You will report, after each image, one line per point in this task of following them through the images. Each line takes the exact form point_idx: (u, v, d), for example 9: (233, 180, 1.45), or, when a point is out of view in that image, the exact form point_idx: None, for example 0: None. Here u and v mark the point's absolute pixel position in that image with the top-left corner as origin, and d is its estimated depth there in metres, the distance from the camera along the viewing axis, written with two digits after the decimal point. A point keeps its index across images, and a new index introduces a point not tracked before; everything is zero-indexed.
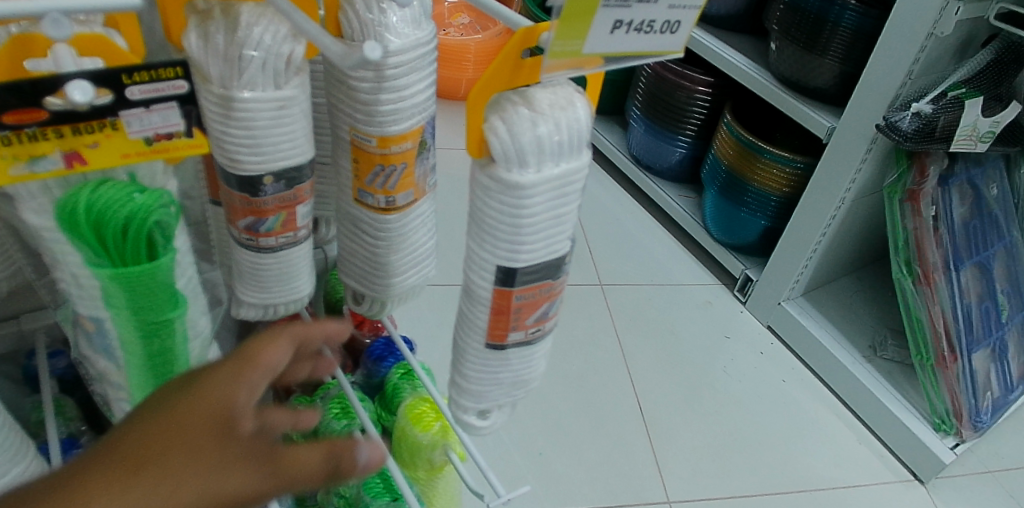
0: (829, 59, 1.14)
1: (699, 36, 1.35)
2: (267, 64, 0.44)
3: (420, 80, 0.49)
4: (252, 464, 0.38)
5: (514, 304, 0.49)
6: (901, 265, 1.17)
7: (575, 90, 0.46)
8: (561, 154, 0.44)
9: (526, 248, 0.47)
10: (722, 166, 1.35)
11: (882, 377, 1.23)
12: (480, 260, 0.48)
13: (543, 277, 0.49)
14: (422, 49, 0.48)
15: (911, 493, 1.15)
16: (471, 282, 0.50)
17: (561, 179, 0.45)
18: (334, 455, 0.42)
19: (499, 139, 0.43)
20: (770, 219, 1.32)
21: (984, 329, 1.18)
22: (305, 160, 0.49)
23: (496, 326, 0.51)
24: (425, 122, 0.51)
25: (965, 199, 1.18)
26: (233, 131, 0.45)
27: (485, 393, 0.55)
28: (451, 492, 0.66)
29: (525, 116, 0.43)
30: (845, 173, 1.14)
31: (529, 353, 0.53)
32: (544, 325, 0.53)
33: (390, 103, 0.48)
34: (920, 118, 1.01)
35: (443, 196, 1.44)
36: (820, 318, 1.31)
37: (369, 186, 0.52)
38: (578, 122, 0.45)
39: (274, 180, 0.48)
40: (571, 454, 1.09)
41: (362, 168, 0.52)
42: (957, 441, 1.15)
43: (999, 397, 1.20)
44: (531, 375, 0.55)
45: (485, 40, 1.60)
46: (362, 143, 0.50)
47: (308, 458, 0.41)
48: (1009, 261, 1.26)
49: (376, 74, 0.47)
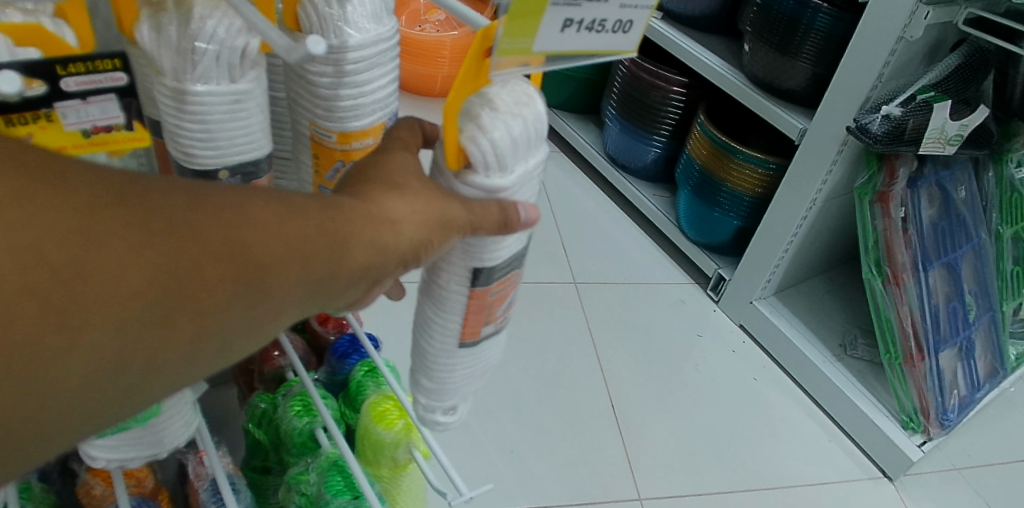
0: (801, 61, 1.15)
1: (674, 37, 1.36)
2: (221, 57, 0.43)
3: (381, 75, 0.49)
4: (457, 203, 0.43)
5: (489, 299, 0.49)
6: (871, 266, 1.18)
7: (524, 81, 0.45)
8: (531, 150, 0.45)
9: (498, 245, 0.47)
10: (696, 166, 1.35)
11: (851, 374, 1.25)
12: (454, 266, 0.47)
13: (513, 268, 0.50)
14: (383, 44, 0.47)
15: (880, 490, 1.17)
16: (442, 290, 0.49)
17: (531, 173, 0.46)
18: (505, 205, 0.45)
19: (479, 147, 0.43)
20: (743, 219, 1.33)
21: (951, 329, 1.21)
22: (262, 154, 0.49)
23: (470, 325, 0.50)
24: (387, 118, 0.51)
25: (933, 201, 1.20)
26: (187, 124, 0.45)
27: (456, 391, 0.54)
28: (418, 492, 0.66)
29: (501, 122, 0.43)
30: (816, 175, 1.15)
31: (495, 338, 0.54)
32: (507, 311, 0.53)
33: (350, 98, 0.48)
34: (889, 120, 1.02)
35: None
36: (792, 317, 1.33)
37: (328, 181, 0.52)
38: (540, 112, 0.45)
39: (230, 175, 0.48)
40: (544, 452, 1.09)
41: (323, 164, 0.52)
42: (924, 438, 1.17)
43: (965, 395, 1.23)
44: (492, 362, 0.55)
45: (460, 37, 1.60)
46: (322, 138, 0.50)
47: (489, 207, 0.44)
48: (977, 261, 1.29)
49: (335, 69, 0.47)
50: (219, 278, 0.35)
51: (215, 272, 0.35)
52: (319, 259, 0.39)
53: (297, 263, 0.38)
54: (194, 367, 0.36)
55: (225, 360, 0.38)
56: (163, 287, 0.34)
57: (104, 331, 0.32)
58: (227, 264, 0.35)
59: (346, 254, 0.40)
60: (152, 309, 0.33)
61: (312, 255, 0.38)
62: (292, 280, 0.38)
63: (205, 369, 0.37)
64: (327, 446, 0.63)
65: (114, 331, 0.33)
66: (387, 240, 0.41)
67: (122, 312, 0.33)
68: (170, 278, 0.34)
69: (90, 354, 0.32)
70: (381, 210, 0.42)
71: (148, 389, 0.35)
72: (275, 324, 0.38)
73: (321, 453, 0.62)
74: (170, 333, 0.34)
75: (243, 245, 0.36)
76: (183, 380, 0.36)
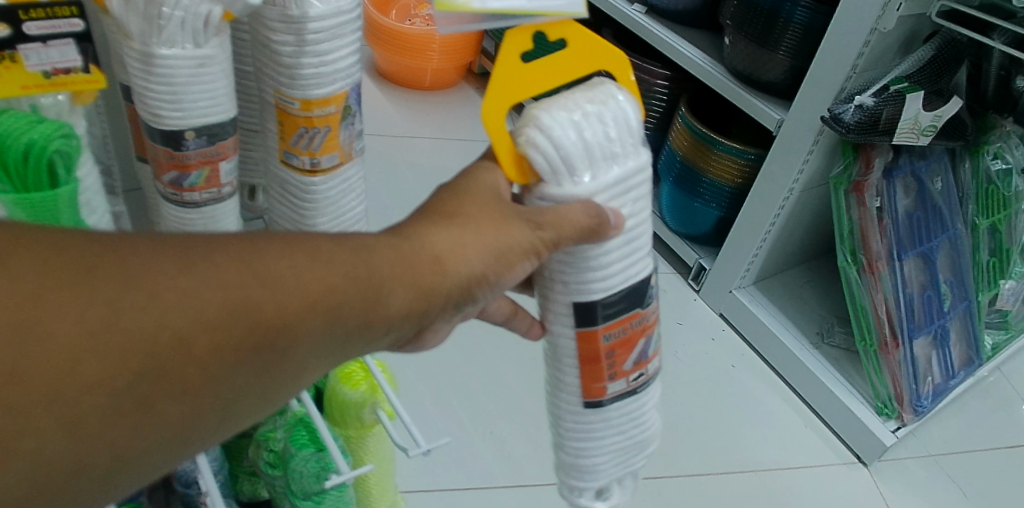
0: (780, 54, 1.17)
1: (655, 30, 1.38)
2: (186, 23, 0.52)
3: (339, 45, 0.58)
4: (526, 224, 0.50)
5: (606, 349, 0.55)
6: (846, 254, 1.22)
7: (613, 87, 0.52)
8: (611, 155, 0.51)
9: (597, 275, 0.53)
10: (677, 158, 1.37)
11: (827, 362, 1.27)
12: (557, 303, 0.55)
13: (629, 309, 0.55)
14: (340, 17, 0.57)
15: (854, 474, 1.20)
16: (557, 335, 0.56)
17: (620, 179, 0.51)
18: (599, 210, 0.49)
19: (541, 149, 0.49)
20: (724, 209, 1.35)
21: (926, 317, 1.24)
22: (228, 117, 0.58)
23: (598, 387, 0.56)
24: (346, 87, 0.60)
25: (908, 191, 1.22)
26: (154, 85, 0.54)
27: (600, 465, 0.59)
28: (384, 451, 0.69)
29: (568, 123, 0.49)
30: (791, 167, 1.18)
31: (634, 405, 0.59)
32: (643, 367, 0.58)
33: (311, 66, 0.57)
34: (862, 110, 1.05)
35: (404, 188, 1.47)
36: (770, 305, 1.35)
37: (294, 147, 0.61)
38: (619, 114, 0.51)
39: (195, 136, 0.57)
40: (521, 433, 1.13)
41: (288, 130, 0.60)
42: (897, 424, 1.20)
43: (939, 382, 1.27)
44: (638, 433, 0.60)
45: (450, 31, 1.62)
46: (287, 106, 0.59)
47: (572, 210, 0.49)
48: (953, 252, 1.32)
49: (298, 39, 0.56)
50: (231, 339, 0.40)
51: (225, 334, 0.40)
52: (330, 313, 0.44)
53: (311, 315, 0.43)
54: (214, 416, 0.42)
55: (239, 414, 0.43)
56: (176, 352, 0.39)
57: (121, 405, 0.38)
58: (239, 324, 0.41)
59: (360, 303, 0.45)
60: (162, 381, 0.39)
61: (323, 307, 0.44)
62: (303, 336, 0.43)
63: (225, 417, 0.42)
64: (295, 405, 0.65)
65: (129, 402, 0.38)
66: (421, 277, 0.47)
67: (149, 374, 0.38)
68: (191, 341, 0.39)
69: (114, 424, 0.38)
70: (430, 247, 0.48)
71: (167, 450, 0.41)
72: (289, 376, 0.44)
73: (289, 411, 0.65)
74: (181, 400, 0.40)
75: (251, 310, 0.41)
76: (204, 427, 0.42)
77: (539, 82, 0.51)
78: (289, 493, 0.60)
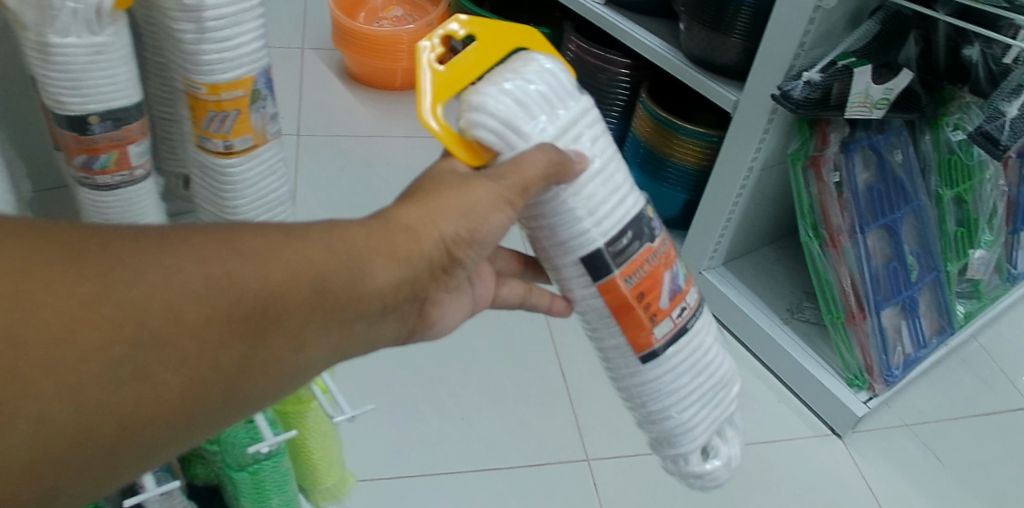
0: (733, 37, 1.20)
1: (614, 21, 1.41)
2: (78, 15, 0.62)
3: (241, 32, 0.66)
4: (490, 181, 0.59)
5: (637, 294, 0.66)
6: (808, 230, 1.23)
7: (527, 55, 0.64)
8: (543, 110, 0.62)
9: (582, 219, 0.63)
10: (642, 144, 1.40)
11: (797, 337, 1.30)
12: (568, 262, 0.65)
13: (642, 245, 0.66)
14: (237, 7, 0.65)
15: (829, 446, 1.24)
16: (587, 298, 0.67)
17: (562, 127, 0.63)
18: (557, 153, 0.60)
19: (485, 125, 0.60)
20: (690, 192, 1.37)
21: (892, 287, 1.24)
22: (130, 104, 0.69)
23: (653, 344, 0.68)
24: (253, 73, 0.68)
25: (868, 165, 1.23)
26: (56, 74, 0.64)
27: (694, 417, 0.72)
28: (326, 428, 0.86)
29: (500, 98, 0.60)
30: (748, 147, 1.20)
31: (694, 350, 0.71)
32: (678, 300, 0.69)
33: (213, 50, 0.65)
34: (811, 86, 1.07)
35: (377, 185, 1.50)
36: (739, 284, 1.37)
37: (207, 132, 0.69)
38: (538, 72, 0.63)
39: (100, 121, 0.68)
40: (494, 416, 1.16)
41: (199, 115, 0.68)
42: (869, 395, 1.22)
43: (910, 352, 1.28)
44: (710, 373, 0.73)
45: (417, 31, 1.64)
46: (196, 92, 0.67)
47: (532, 158, 0.58)
48: (917, 223, 1.32)
49: (197, 27, 0.63)
50: (219, 312, 0.47)
51: (215, 308, 0.47)
52: (317, 288, 0.51)
53: (293, 287, 0.50)
54: (216, 382, 0.48)
55: (239, 388, 0.50)
56: (173, 323, 0.46)
57: (123, 373, 0.44)
58: (226, 299, 0.47)
59: (338, 275, 0.52)
60: (159, 350, 0.45)
61: (302, 282, 0.50)
62: (290, 309, 0.50)
63: (225, 384, 0.49)
64: None
65: (129, 370, 0.45)
66: (400, 248, 0.55)
67: (151, 344, 0.45)
68: (185, 314, 0.46)
69: (125, 386, 0.45)
70: (401, 222, 0.57)
71: (176, 412, 0.47)
72: (285, 351, 0.51)
73: None
74: (178, 369, 0.46)
75: (237, 285, 0.48)
76: (209, 393, 0.48)
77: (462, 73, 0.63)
78: (227, 466, 0.76)
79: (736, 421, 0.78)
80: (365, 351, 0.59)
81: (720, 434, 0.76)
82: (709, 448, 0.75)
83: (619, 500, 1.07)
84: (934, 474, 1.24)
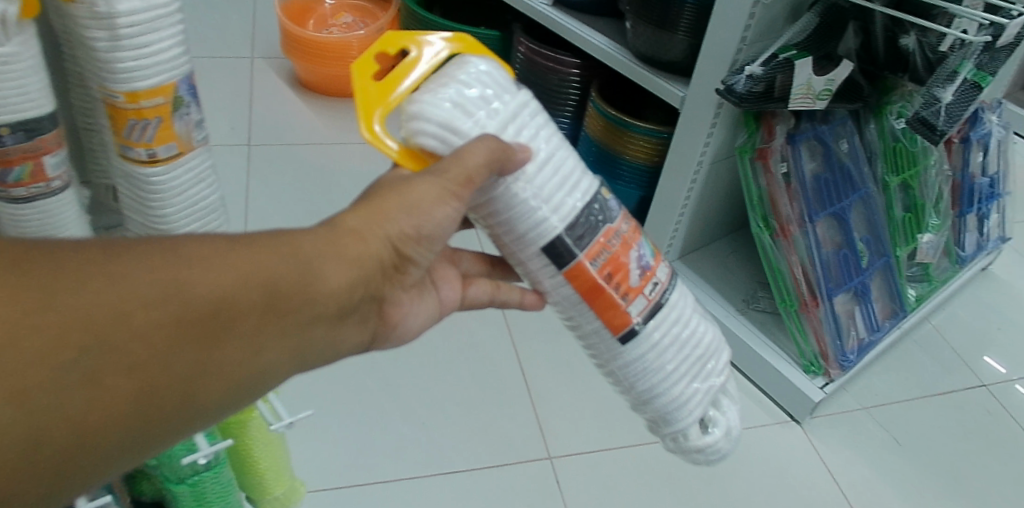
0: (680, 34, 1.21)
1: (562, 22, 1.42)
2: None
3: (159, 39, 0.68)
4: (434, 178, 0.59)
5: (605, 274, 0.65)
6: (759, 221, 1.25)
7: (462, 57, 0.64)
8: (483, 107, 0.62)
9: (533, 208, 0.63)
10: (594, 143, 1.41)
11: (753, 327, 1.32)
12: (528, 253, 0.65)
13: (602, 225, 0.65)
14: (157, 14, 0.67)
15: (788, 433, 1.26)
16: (558, 287, 0.67)
17: (505, 120, 0.63)
18: (497, 141, 0.59)
19: (426, 128, 0.61)
20: (644, 189, 1.38)
21: (842, 274, 1.26)
22: (43, 113, 0.73)
23: (629, 323, 0.68)
24: (174, 79, 0.70)
25: (813, 155, 1.25)
26: None
27: (685, 390, 0.72)
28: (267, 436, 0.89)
29: (437, 102, 0.61)
30: (697, 140, 1.21)
31: (675, 323, 0.71)
32: (650, 275, 0.69)
33: (132, 57, 0.67)
34: (753, 79, 1.09)
35: (331, 193, 1.49)
36: (695, 277, 1.39)
37: (129, 140, 0.71)
38: (472, 73, 0.63)
39: (12, 132, 0.71)
40: (456, 421, 1.17)
41: (121, 124, 0.70)
42: (825, 380, 1.25)
43: (864, 336, 1.31)
44: (696, 345, 0.73)
45: (366, 36, 1.65)
46: (114, 100, 0.69)
47: (473, 147, 0.58)
48: (866, 212, 1.33)
49: (112, 33, 0.66)
50: (169, 316, 0.49)
51: (164, 312, 0.49)
52: (267, 291, 0.53)
53: (241, 290, 0.52)
54: (169, 385, 0.50)
55: (197, 393, 0.51)
56: (123, 327, 0.48)
57: (75, 377, 0.46)
58: (174, 304, 0.49)
59: (286, 279, 0.54)
60: (109, 354, 0.47)
61: (249, 286, 0.52)
62: (240, 312, 0.52)
63: (179, 387, 0.50)
64: None
65: (79, 373, 0.46)
66: (348, 251, 0.57)
67: (101, 347, 0.47)
68: (133, 319, 0.48)
69: (78, 388, 0.46)
70: (345, 225, 0.58)
71: (131, 414, 0.49)
72: (240, 354, 0.53)
73: None
74: (130, 374, 0.48)
75: (183, 290, 0.50)
76: (162, 396, 0.50)
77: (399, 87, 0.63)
78: (165, 479, 0.78)
79: (731, 390, 0.78)
80: (329, 358, 0.61)
81: (716, 404, 0.75)
82: (706, 421, 0.75)
83: (581, 498, 1.10)
84: (891, 456, 1.26)
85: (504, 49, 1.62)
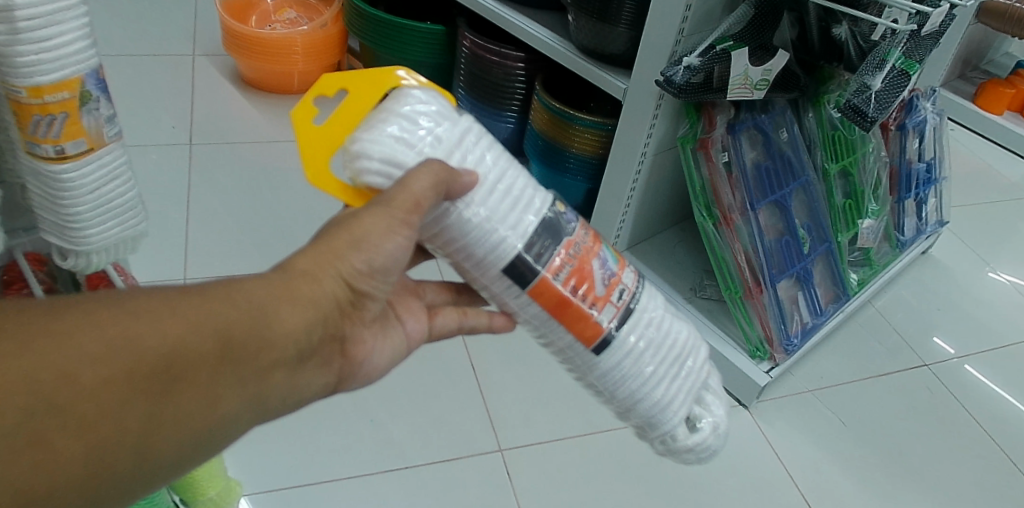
0: (621, 27, 1.22)
1: (505, 16, 1.43)
2: None
3: (64, 32, 0.62)
4: (384, 208, 0.59)
5: (571, 287, 0.66)
6: (702, 210, 1.28)
7: (405, 88, 0.64)
8: (428, 139, 0.62)
9: (488, 231, 0.63)
10: (540, 137, 1.42)
11: (700, 315, 1.34)
12: (490, 276, 0.65)
13: (561, 238, 0.66)
14: (57, 4, 0.61)
15: (735, 417, 1.29)
16: (524, 307, 0.67)
17: (450, 150, 0.63)
18: (439, 172, 0.59)
19: (371, 168, 0.61)
20: (591, 181, 1.39)
21: (785, 260, 1.29)
22: None
23: (599, 333, 0.68)
24: (82, 73, 0.65)
25: (754, 144, 1.26)
26: None
27: (668, 391, 0.72)
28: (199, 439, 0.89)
29: (381, 140, 0.61)
30: (640, 131, 1.23)
31: (648, 325, 0.71)
32: (615, 282, 0.69)
33: (31, 52, 0.61)
34: (691, 70, 1.11)
35: (276, 192, 1.47)
36: (643, 267, 1.41)
37: (34, 136, 0.64)
38: (414, 105, 0.62)
39: None
40: (406, 417, 1.16)
41: (24, 120, 0.64)
42: (771, 364, 1.28)
43: (808, 321, 1.34)
44: (674, 344, 0.73)
45: (310, 32, 1.63)
46: (17, 96, 0.62)
47: (419, 176, 0.58)
48: (806, 198, 1.35)
49: (10, 27, 0.59)
50: (118, 372, 0.48)
51: (113, 368, 0.48)
52: (222, 340, 0.52)
53: (193, 340, 0.51)
54: (122, 444, 0.49)
55: (153, 447, 0.50)
56: (69, 386, 0.47)
57: (21, 441, 0.45)
58: (123, 360, 0.48)
59: (240, 327, 0.53)
60: (56, 415, 0.46)
61: (200, 337, 0.51)
62: (194, 363, 0.51)
63: (132, 445, 0.49)
64: None
65: (26, 435, 0.45)
66: (302, 295, 0.56)
67: (48, 407, 0.46)
68: (80, 377, 0.47)
69: (23, 451, 0.45)
70: (295, 268, 0.57)
71: (82, 475, 0.48)
72: (196, 404, 0.52)
73: None
74: (79, 433, 0.47)
75: (133, 344, 0.49)
76: (115, 453, 0.49)
77: (341, 125, 0.64)
78: None
79: (713, 384, 0.78)
80: (296, 403, 0.60)
81: (701, 403, 0.77)
82: (693, 419, 0.76)
83: (532, 488, 1.10)
84: (836, 437, 1.29)
85: (450, 45, 1.62)
